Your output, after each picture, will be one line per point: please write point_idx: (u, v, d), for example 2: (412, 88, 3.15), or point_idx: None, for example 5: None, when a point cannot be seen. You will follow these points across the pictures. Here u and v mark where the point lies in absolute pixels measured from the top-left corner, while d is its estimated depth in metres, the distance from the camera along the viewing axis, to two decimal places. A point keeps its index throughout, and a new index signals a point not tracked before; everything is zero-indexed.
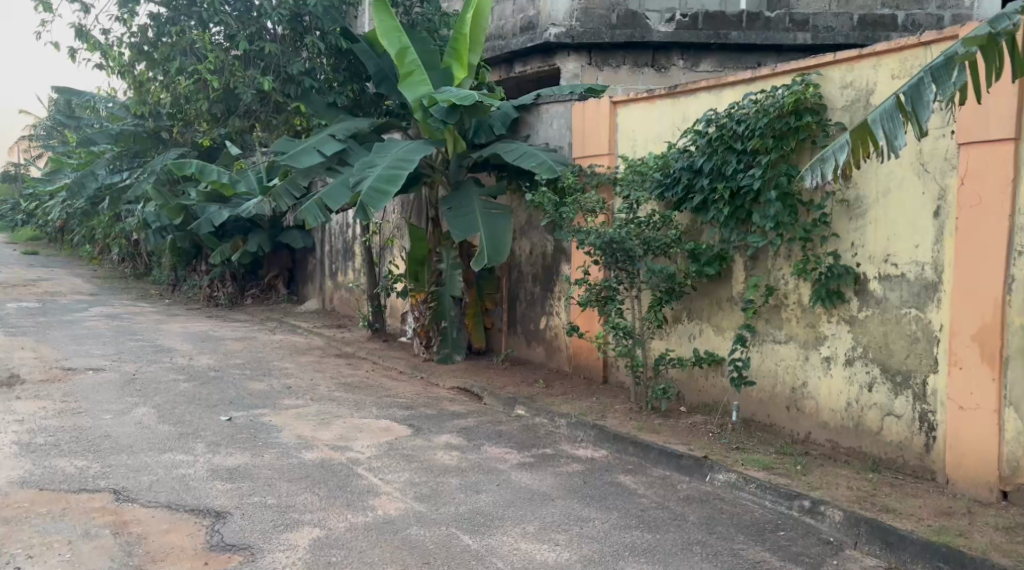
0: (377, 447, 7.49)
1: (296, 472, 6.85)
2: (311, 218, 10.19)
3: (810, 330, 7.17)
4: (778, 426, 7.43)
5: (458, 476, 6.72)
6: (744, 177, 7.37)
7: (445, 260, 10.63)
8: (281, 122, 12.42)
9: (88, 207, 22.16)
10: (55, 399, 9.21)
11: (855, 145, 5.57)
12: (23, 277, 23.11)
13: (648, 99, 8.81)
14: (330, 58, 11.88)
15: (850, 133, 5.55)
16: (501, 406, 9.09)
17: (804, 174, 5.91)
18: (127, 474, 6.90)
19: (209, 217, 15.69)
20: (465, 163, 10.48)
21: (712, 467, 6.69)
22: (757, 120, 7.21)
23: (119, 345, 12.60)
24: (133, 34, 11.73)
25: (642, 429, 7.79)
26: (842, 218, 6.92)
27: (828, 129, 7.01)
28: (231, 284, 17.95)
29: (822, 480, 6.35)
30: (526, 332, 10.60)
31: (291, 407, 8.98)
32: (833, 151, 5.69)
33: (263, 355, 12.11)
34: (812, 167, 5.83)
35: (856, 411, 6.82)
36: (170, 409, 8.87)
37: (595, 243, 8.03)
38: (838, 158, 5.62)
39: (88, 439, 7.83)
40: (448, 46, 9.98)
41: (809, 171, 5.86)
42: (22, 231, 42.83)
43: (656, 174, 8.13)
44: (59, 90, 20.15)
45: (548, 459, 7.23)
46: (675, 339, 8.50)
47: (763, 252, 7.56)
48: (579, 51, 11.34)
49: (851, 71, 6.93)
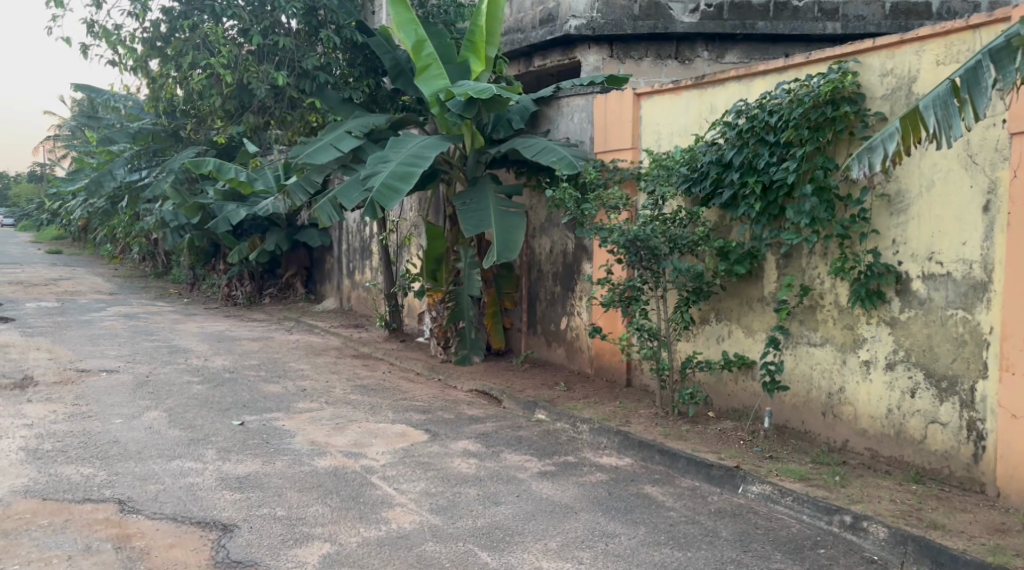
0: (391, 454, 7.17)
1: (308, 481, 6.54)
2: (325, 217, 10.00)
3: (848, 332, 6.80)
4: (813, 433, 7.07)
5: (476, 486, 6.40)
6: (777, 171, 7.01)
7: (463, 258, 10.33)
8: (296, 118, 12.13)
9: (108, 206, 22.12)
10: (66, 402, 8.96)
11: (905, 133, 5.31)
12: (46, 277, 23.18)
13: (673, 91, 8.45)
14: (345, 53, 11.67)
15: (900, 120, 5.28)
16: (521, 410, 8.76)
17: (849, 165, 5.62)
18: (134, 482, 6.61)
19: (226, 216, 15.39)
20: (483, 159, 10.19)
21: (745, 478, 6.32)
22: (791, 110, 6.85)
23: (135, 346, 12.37)
24: (145, 29, 11.50)
25: (669, 435, 7.44)
26: (882, 213, 6.55)
27: (867, 119, 6.65)
28: (249, 284, 17.73)
29: (862, 493, 5.97)
30: (546, 332, 10.27)
31: (305, 410, 8.69)
32: (881, 140, 5.42)
33: (279, 356, 11.86)
34: (858, 156, 5.54)
35: (897, 418, 6.46)
36: (181, 413, 8.60)
37: (618, 241, 7.69)
38: (888, 147, 5.36)
39: (97, 445, 7.57)
40: (465, 39, 9.68)
41: (854, 161, 5.57)
42: (47, 233, 42.95)
43: (683, 169, 7.78)
44: (76, 90, 20.03)
45: (570, 468, 6.90)
46: (702, 340, 8.15)
47: (798, 250, 7.20)
48: (599, 44, 10.97)
49: (892, 57, 6.57)
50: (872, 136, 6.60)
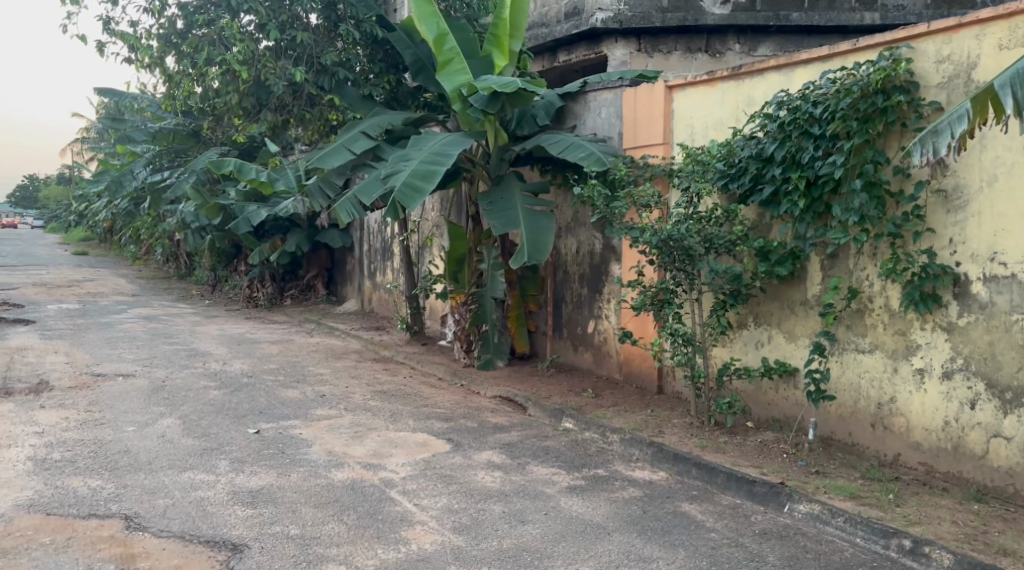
0: (412, 465, 6.77)
1: (323, 495, 6.07)
2: (345, 215, 9.52)
3: (900, 339, 6.48)
4: (862, 446, 6.74)
5: (502, 502, 6.00)
6: (822, 165, 6.60)
7: (486, 259, 9.92)
8: (315, 116, 11.71)
9: (131, 207, 21.93)
10: (79, 408, 8.49)
11: (973, 116, 5.28)
12: (69, 277, 23.04)
13: (708, 82, 8.03)
14: (366, 48, 11.27)
15: (972, 102, 5.25)
16: (547, 418, 8.36)
17: (910, 151, 5.61)
18: (142, 496, 5.99)
19: (248, 217, 15.00)
20: (506, 156, 9.72)
21: (791, 496, 5.92)
22: (838, 101, 6.46)
23: (153, 350, 12.03)
24: (161, 25, 11.14)
25: (706, 447, 7.04)
26: (938, 210, 6.22)
27: (921, 109, 6.28)
28: (270, 285, 17.44)
29: (920, 513, 5.65)
30: (573, 336, 9.85)
31: (324, 417, 8.28)
32: (950, 124, 5.42)
33: (298, 359, 11.50)
34: (922, 142, 5.54)
35: (955, 431, 6.17)
36: (196, 420, 8.08)
37: (650, 242, 7.29)
38: (957, 130, 5.34)
39: (107, 455, 6.90)
40: (488, 33, 9.30)
41: (917, 146, 5.55)
42: (74, 234, 43.08)
43: (719, 164, 7.36)
44: (100, 93, 19.84)
45: (601, 482, 6.48)
46: (739, 346, 7.72)
47: (844, 250, 6.81)
48: (627, 37, 10.52)
49: (949, 43, 6.21)
50: (927, 127, 6.24)
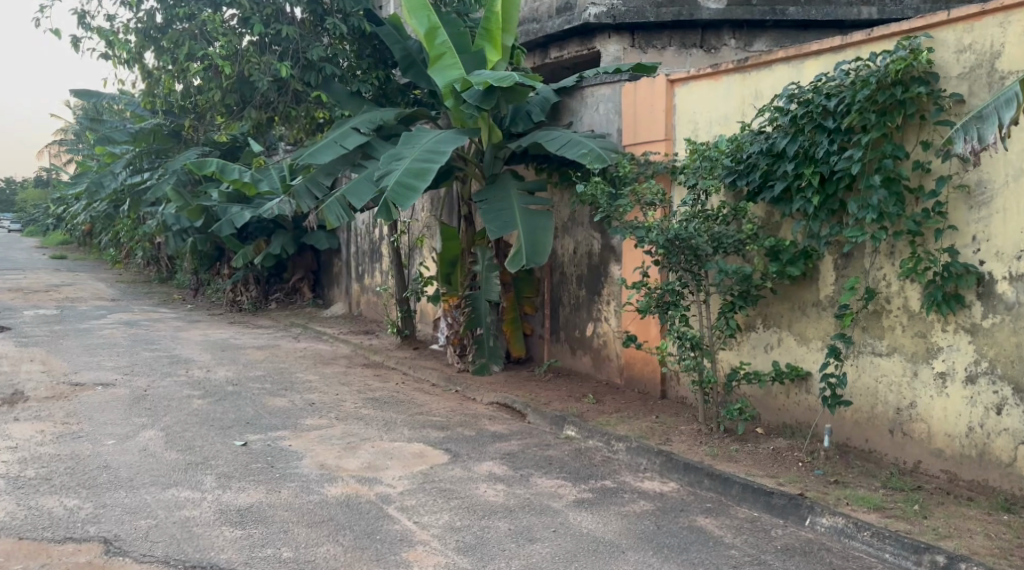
0: (410, 479, 6.41)
1: (317, 513, 5.71)
2: (333, 217, 9.18)
3: (920, 341, 6.20)
4: (879, 453, 6.45)
5: (507, 518, 5.67)
6: (837, 161, 6.31)
7: (480, 260, 9.59)
8: (301, 114, 11.24)
9: (111, 210, 21.48)
10: (56, 421, 8.08)
11: (1020, 103, 5.21)
12: (47, 282, 22.53)
13: (711, 76, 7.72)
14: (353, 43, 10.95)
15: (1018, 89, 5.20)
16: (547, 426, 8.03)
17: (954, 137, 5.56)
18: (122, 517, 5.61)
19: (231, 217, 14.51)
20: (501, 154, 9.44)
21: (812, 509, 5.66)
22: (854, 93, 6.16)
23: (134, 357, 11.60)
24: (139, 19, 10.63)
25: (716, 456, 6.74)
26: (960, 206, 5.94)
27: (941, 101, 6.00)
28: (254, 288, 17.06)
29: (949, 525, 5.38)
30: (571, 339, 9.54)
31: (314, 427, 7.91)
32: (996, 110, 5.34)
33: (285, 366, 11.12)
34: (965, 127, 5.49)
35: (980, 438, 5.88)
36: (180, 432, 7.70)
37: (656, 241, 7.00)
38: (1002, 117, 5.26)
39: (85, 471, 6.52)
40: (480, 27, 8.94)
41: (961, 133, 5.50)
42: (53, 237, 42.42)
43: (728, 160, 7.06)
44: (77, 95, 19.34)
45: (609, 495, 6.16)
46: (748, 350, 7.42)
47: (860, 249, 6.53)
48: (620, 32, 10.21)
49: (970, 31, 5.93)
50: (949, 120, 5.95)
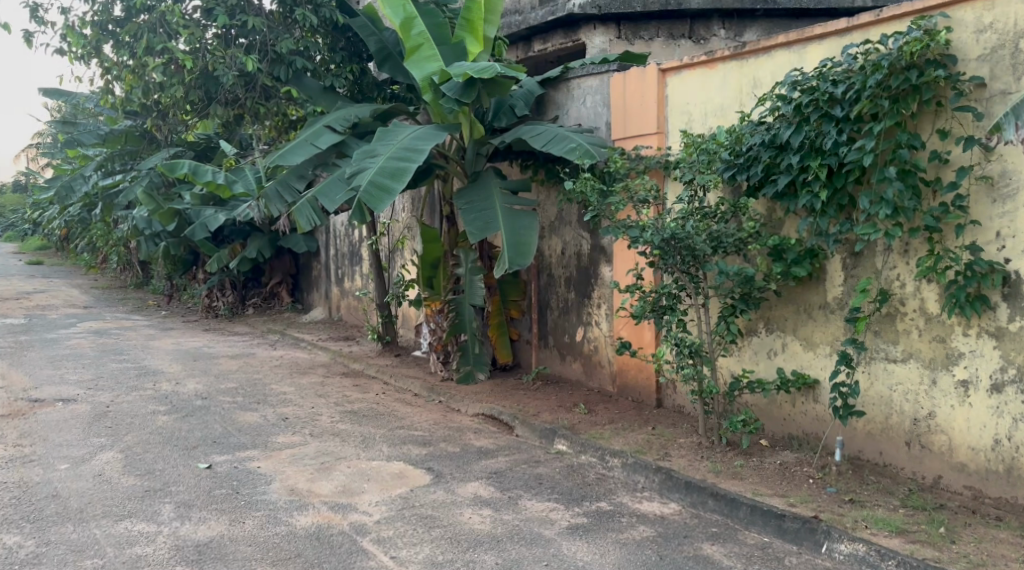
0: (388, 505, 5.87)
1: (282, 549, 5.17)
2: (304, 220, 8.87)
3: (938, 346, 5.71)
4: (896, 468, 5.97)
5: (495, 551, 5.16)
6: (846, 153, 5.81)
7: (464, 263, 9.09)
8: (271, 110, 10.73)
9: (84, 214, 20.86)
10: (7, 442, 7.50)
11: None
12: (18, 289, 21.83)
13: (706, 64, 7.22)
14: (326, 37, 10.35)
15: None
16: (538, 439, 7.52)
17: (1002, 124, 5.24)
18: (66, 557, 5.05)
19: (204, 221, 13.91)
20: (483, 150, 8.88)
21: (828, 534, 5.21)
22: (864, 79, 5.67)
23: (100, 369, 10.99)
24: (95, 11, 10.03)
25: (720, 472, 6.25)
26: (982, 199, 5.47)
27: (960, 85, 5.51)
28: (231, 293, 16.47)
29: (980, 552, 4.95)
30: (559, 345, 9.03)
31: (285, 446, 7.35)
32: None
33: (259, 376, 10.56)
34: (1015, 112, 5.19)
35: (1008, 452, 5.40)
36: (141, 453, 7.13)
37: (652, 241, 6.49)
38: None
39: (32, 501, 5.95)
40: (459, 17, 8.36)
41: (1010, 119, 5.20)
42: (30, 241, 41.55)
43: (726, 153, 6.56)
44: (46, 94, 18.68)
45: (606, 520, 5.65)
46: (750, 356, 6.93)
47: (871, 247, 6.05)
48: (606, 24, 9.67)
49: (992, 9, 5.44)
50: (981, 111, 5.45)
